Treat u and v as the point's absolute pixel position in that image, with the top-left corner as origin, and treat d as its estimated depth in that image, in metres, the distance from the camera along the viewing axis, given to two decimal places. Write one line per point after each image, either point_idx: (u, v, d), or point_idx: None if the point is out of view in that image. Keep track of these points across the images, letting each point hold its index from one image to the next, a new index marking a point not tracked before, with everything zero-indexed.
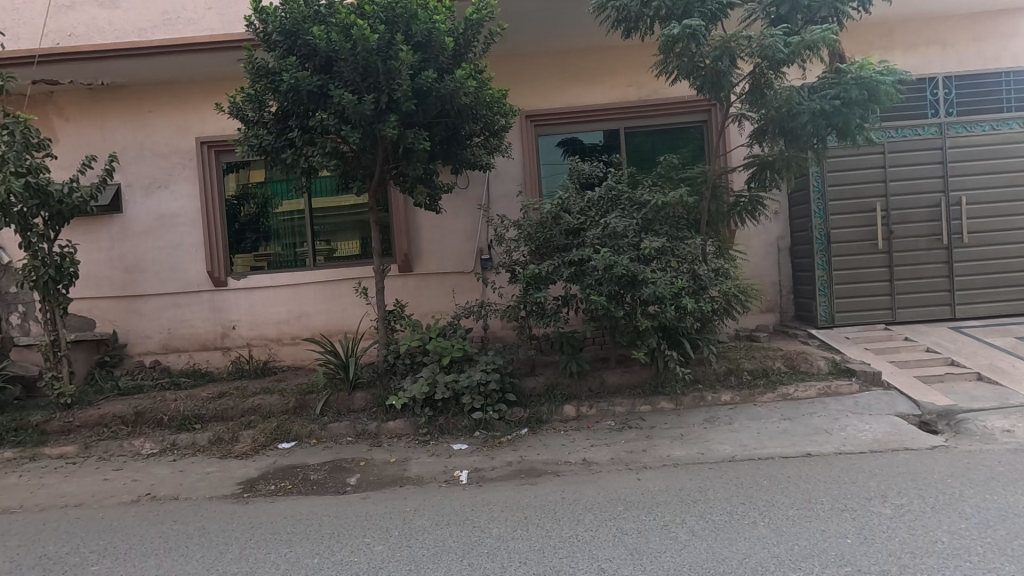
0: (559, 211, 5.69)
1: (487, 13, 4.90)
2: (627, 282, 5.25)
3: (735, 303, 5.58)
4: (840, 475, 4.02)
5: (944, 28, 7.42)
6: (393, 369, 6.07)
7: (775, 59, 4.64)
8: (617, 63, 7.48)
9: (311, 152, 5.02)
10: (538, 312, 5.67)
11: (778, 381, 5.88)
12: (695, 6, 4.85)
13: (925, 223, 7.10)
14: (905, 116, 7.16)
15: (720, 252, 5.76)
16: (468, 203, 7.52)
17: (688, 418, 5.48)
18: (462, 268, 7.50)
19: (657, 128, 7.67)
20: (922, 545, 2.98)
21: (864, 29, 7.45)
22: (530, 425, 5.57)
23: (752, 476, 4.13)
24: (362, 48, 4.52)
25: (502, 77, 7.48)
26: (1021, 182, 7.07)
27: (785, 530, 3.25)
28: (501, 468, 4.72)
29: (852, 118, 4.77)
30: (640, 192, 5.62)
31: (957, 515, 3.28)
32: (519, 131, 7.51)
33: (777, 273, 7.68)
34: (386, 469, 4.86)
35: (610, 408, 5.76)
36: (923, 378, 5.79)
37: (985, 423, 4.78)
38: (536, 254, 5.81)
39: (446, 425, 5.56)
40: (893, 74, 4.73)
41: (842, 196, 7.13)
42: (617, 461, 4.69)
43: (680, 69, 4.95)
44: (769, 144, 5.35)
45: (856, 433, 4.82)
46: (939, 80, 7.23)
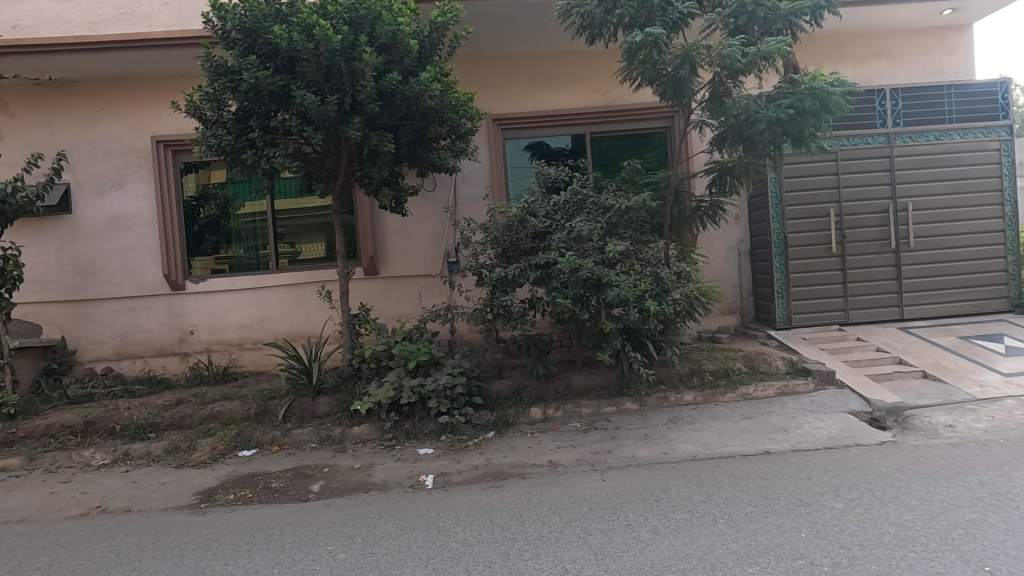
0: (525, 214, 5.72)
1: (452, 16, 4.91)
2: (592, 285, 5.31)
3: (697, 306, 5.71)
4: (796, 472, 4.15)
5: (892, 42, 7.79)
6: (358, 374, 5.99)
7: (732, 68, 4.78)
8: (583, 69, 7.58)
9: (272, 153, 4.92)
10: (504, 315, 5.67)
11: (738, 381, 6.05)
12: (657, 15, 4.96)
13: (875, 228, 7.41)
14: (856, 125, 7.45)
15: (683, 256, 5.87)
16: (435, 205, 7.49)
17: (652, 419, 5.58)
18: (429, 271, 7.46)
19: (622, 133, 7.79)
20: (871, 537, 3.11)
21: (818, 42, 7.76)
22: (497, 428, 5.57)
23: (712, 475, 4.23)
24: (324, 48, 4.46)
25: (469, 79, 7.49)
26: (963, 190, 7.45)
27: (743, 527, 3.34)
28: (468, 471, 4.71)
29: (806, 126, 4.95)
30: (604, 196, 5.71)
31: (903, 508, 3.43)
32: (485, 134, 7.52)
33: (737, 276, 7.90)
34: (351, 475, 4.79)
35: (576, 410, 5.81)
36: (874, 377, 6.04)
37: (930, 419, 5.02)
38: (502, 257, 5.83)
39: (412, 429, 5.50)
40: (843, 85, 4.93)
41: (798, 201, 7.38)
42: (583, 462, 4.73)
43: (643, 75, 5.05)
44: (728, 150, 5.51)
45: (812, 431, 4.99)
46: (887, 91, 7.48)
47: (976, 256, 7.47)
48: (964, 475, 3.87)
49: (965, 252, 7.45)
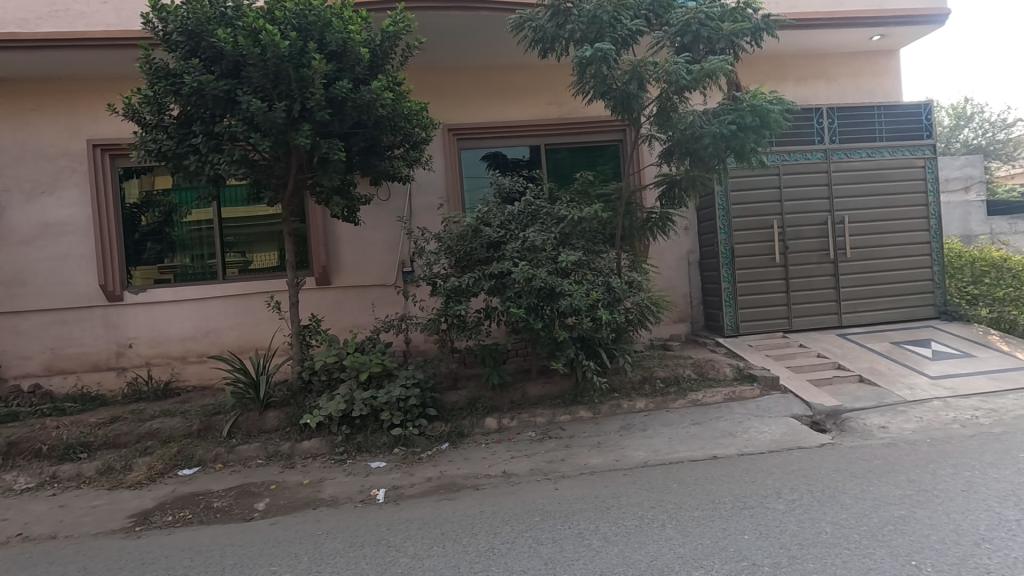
0: (478, 224, 5.75)
1: (404, 26, 4.92)
2: (546, 294, 5.34)
3: (648, 314, 5.84)
4: (742, 476, 4.28)
5: (828, 64, 8.25)
6: (309, 387, 5.83)
7: (678, 85, 4.94)
8: (537, 82, 7.69)
9: (216, 159, 4.75)
10: (459, 325, 5.64)
11: (688, 388, 6.20)
12: (606, 31, 5.08)
13: (815, 239, 7.78)
14: (796, 141, 7.81)
15: (634, 265, 6.00)
16: (389, 215, 7.41)
17: (605, 426, 5.64)
18: (384, 281, 7.37)
19: (577, 146, 7.93)
20: (810, 536, 3.23)
21: (760, 62, 8.14)
22: (452, 439, 5.52)
23: (662, 480, 4.32)
24: (272, 54, 4.36)
25: (424, 89, 7.47)
26: (893, 204, 7.92)
27: (690, 531, 3.42)
28: (421, 484, 4.63)
29: (747, 142, 5.15)
30: (558, 207, 5.81)
31: (839, 507, 3.58)
32: (441, 144, 7.52)
33: (687, 285, 8.14)
34: (299, 492, 4.64)
35: (530, 419, 5.82)
36: (815, 382, 6.32)
37: (865, 422, 5.28)
38: (457, 267, 5.81)
39: (365, 442, 5.38)
40: (781, 104, 5.17)
41: (743, 213, 7.68)
42: (537, 471, 4.74)
43: (594, 89, 5.17)
44: (676, 163, 5.67)
45: (757, 435, 5.17)
46: (824, 110, 7.89)
47: (906, 266, 7.93)
48: (895, 474, 4.08)
49: (897, 262, 7.90)
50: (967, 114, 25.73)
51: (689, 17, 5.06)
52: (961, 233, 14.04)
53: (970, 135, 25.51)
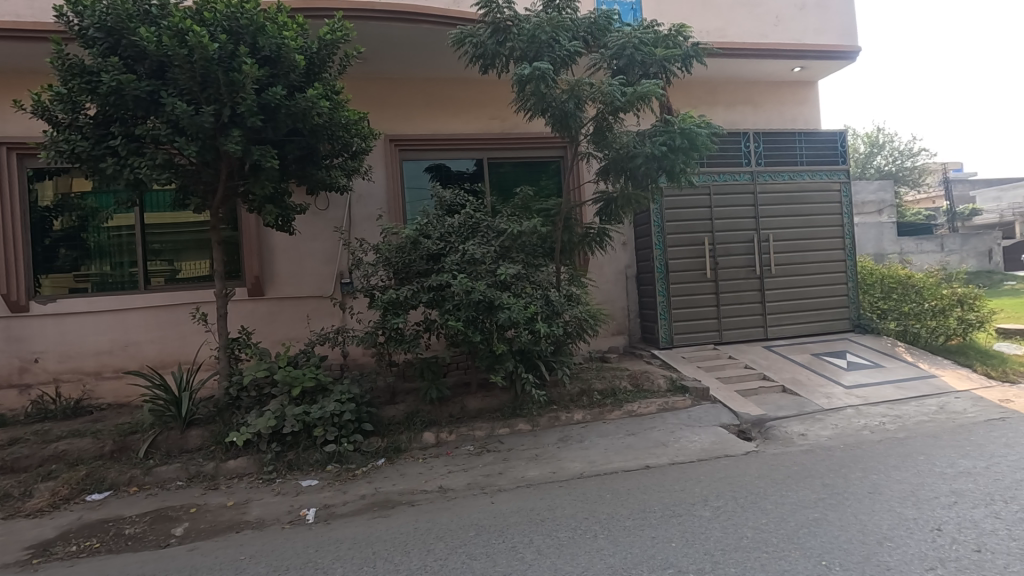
0: (418, 236, 5.71)
1: (342, 35, 4.87)
2: (484, 307, 5.33)
3: (586, 327, 5.94)
4: (672, 485, 4.41)
5: (755, 91, 8.79)
6: (237, 403, 5.57)
7: (613, 105, 5.10)
8: (480, 97, 7.77)
9: (136, 163, 4.49)
10: (396, 338, 5.55)
11: (624, 400, 6.35)
12: (545, 50, 5.21)
13: (743, 256, 8.19)
14: (724, 163, 8.24)
15: (573, 279, 6.12)
16: (327, 225, 7.25)
17: (543, 439, 5.68)
18: (321, 292, 7.17)
19: (519, 160, 8.02)
20: (732, 541, 3.37)
21: (694, 86, 8.56)
22: (388, 454, 5.39)
23: (596, 491, 4.39)
24: (199, 56, 4.18)
25: (364, 98, 7.37)
26: (812, 224, 8.48)
27: (620, 541, 3.48)
28: (353, 502, 4.49)
29: (677, 162, 5.35)
30: (498, 221, 5.85)
31: (760, 512, 3.76)
32: (382, 154, 7.44)
33: (625, 299, 8.38)
34: (221, 515, 4.40)
35: (469, 432, 5.77)
36: (742, 392, 6.62)
37: (786, 430, 5.58)
38: (396, 279, 5.75)
39: (296, 460, 5.17)
40: (708, 128, 5.43)
41: (677, 230, 8.00)
42: (474, 485, 4.71)
43: (534, 106, 5.27)
44: (613, 181, 5.84)
45: (688, 444, 5.36)
46: (751, 135, 8.35)
47: (825, 282, 8.49)
48: (811, 478, 4.32)
49: (816, 279, 8.44)
50: (879, 142, 27.96)
51: (624, 41, 5.27)
52: (875, 252, 15.20)
53: (882, 162, 27.72)
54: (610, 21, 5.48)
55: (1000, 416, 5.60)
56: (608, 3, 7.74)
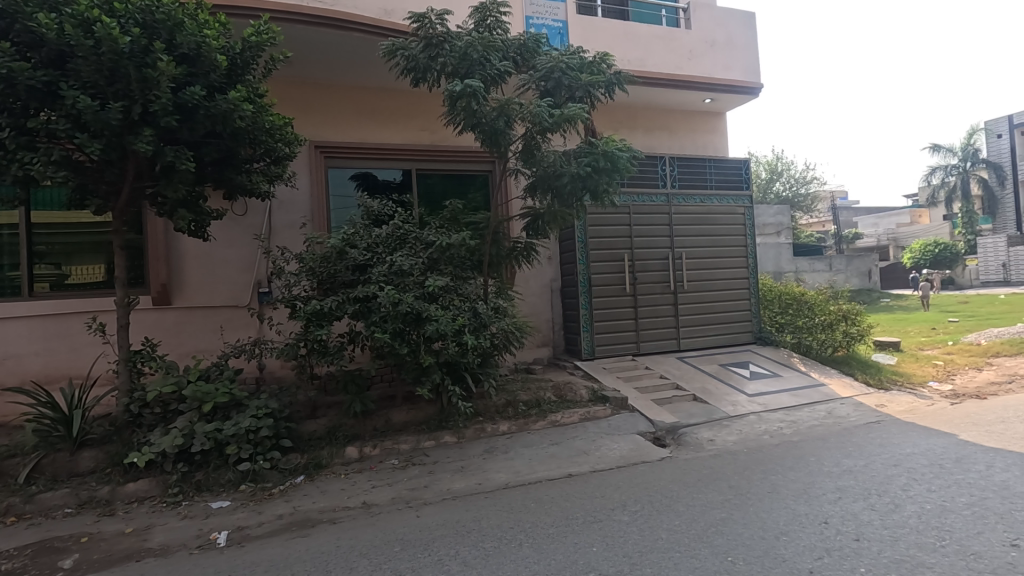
0: (344, 246, 5.60)
1: (268, 38, 4.73)
2: (412, 319, 5.29)
3: (513, 339, 6.03)
4: (593, 492, 4.58)
5: (671, 118, 9.41)
6: (138, 421, 5.17)
7: (541, 125, 5.28)
8: (410, 108, 7.75)
9: (27, 159, 4.10)
10: (319, 350, 5.38)
11: (548, 410, 6.53)
12: (477, 68, 5.32)
13: (659, 272, 8.68)
14: (643, 184, 8.71)
15: (500, 292, 6.23)
16: (245, 231, 6.94)
17: (469, 450, 5.70)
18: (236, 302, 6.82)
19: (448, 173, 8.06)
20: (649, 543, 3.56)
21: (617, 110, 9.02)
22: (308, 471, 5.19)
23: (521, 500, 4.48)
24: (108, 49, 3.92)
25: (289, 102, 7.13)
26: (720, 244, 9.16)
27: (544, 548, 3.59)
28: (270, 523, 4.29)
29: (600, 183, 5.60)
30: (427, 232, 5.85)
31: (674, 515, 4.00)
32: (305, 160, 7.22)
33: (549, 311, 8.61)
34: (119, 543, 4.05)
35: (394, 446, 5.69)
36: (658, 401, 7.00)
37: (697, 436, 5.97)
38: (320, 289, 5.60)
39: (205, 481, 4.86)
40: (629, 152, 5.74)
41: (599, 246, 8.35)
42: (398, 500, 4.65)
43: (465, 121, 5.37)
44: (540, 198, 6.02)
45: (608, 451, 5.59)
46: (667, 159, 8.90)
47: (731, 298, 9.18)
48: (719, 481, 4.65)
49: (724, 294, 9.11)
50: (778, 169, 30.57)
51: (552, 64, 5.50)
52: (774, 270, 16.60)
53: (780, 188, 30.32)
54: (539, 44, 5.70)
55: (876, 419, 6.31)
56: (537, 26, 8.03)
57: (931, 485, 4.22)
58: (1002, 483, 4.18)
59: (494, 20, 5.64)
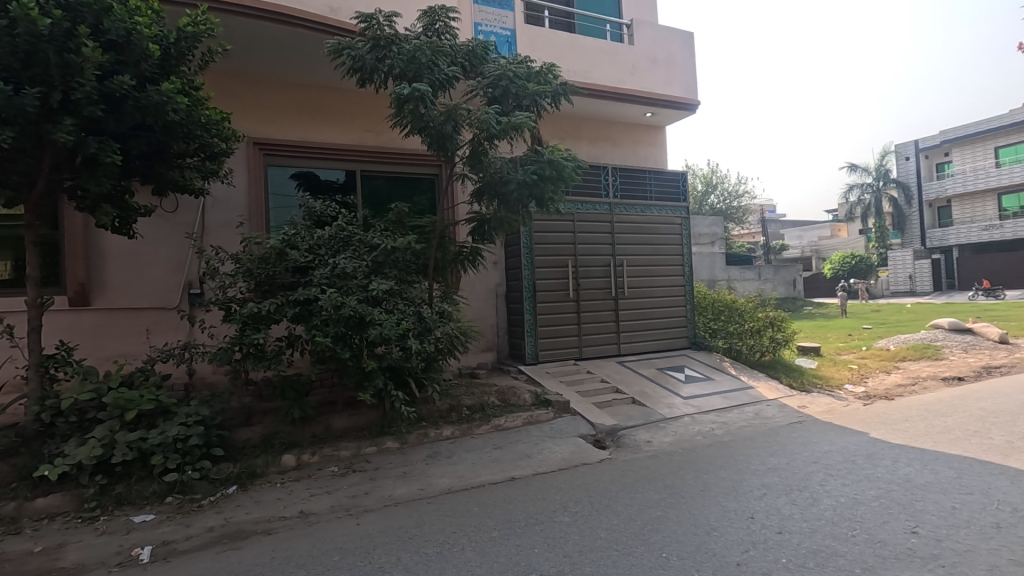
0: (284, 247, 5.44)
1: (205, 29, 4.54)
2: (354, 323, 5.18)
3: (457, 344, 6.02)
4: (536, 494, 4.65)
5: (614, 130, 9.71)
6: (50, 431, 4.80)
7: (489, 132, 5.33)
8: (355, 108, 7.62)
9: None
10: (255, 355, 5.19)
11: (491, 414, 6.56)
12: (425, 72, 5.31)
13: (601, 279, 8.91)
14: (587, 193, 8.93)
15: (445, 296, 6.22)
16: (176, 229, 6.59)
17: (412, 456, 5.64)
18: (164, 304, 6.46)
19: (393, 175, 7.97)
20: (588, 543, 3.66)
21: (562, 120, 9.22)
22: (241, 481, 4.98)
23: (464, 504, 4.49)
24: (24, 30, 3.65)
25: (226, 95, 6.85)
26: (659, 253, 9.52)
27: (487, 551, 3.61)
28: (199, 536, 4.08)
29: (546, 191, 5.70)
30: (371, 235, 5.76)
31: (613, 514, 4.12)
32: (243, 156, 6.94)
33: (494, 316, 8.67)
34: (26, 563, 3.74)
35: (333, 453, 5.55)
36: (598, 404, 7.18)
37: (635, 437, 6.18)
38: (257, 291, 5.41)
39: (127, 494, 4.56)
40: (574, 161, 5.87)
41: (544, 252, 8.49)
42: (338, 508, 4.54)
43: (412, 124, 5.34)
44: (487, 203, 6.07)
45: (551, 454, 5.69)
46: (609, 169, 9.17)
47: (668, 304, 9.56)
48: (655, 481, 4.84)
49: (661, 301, 9.48)
50: (713, 182, 32.06)
51: (500, 72, 5.59)
52: (708, 279, 17.41)
53: (714, 201, 31.82)
54: (487, 51, 5.76)
55: (799, 419, 6.75)
56: (486, 33, 8.10)
57: (845, 479, 4.57)
58: (906, 476, 4.58)
59: (442, 26, 5.67)
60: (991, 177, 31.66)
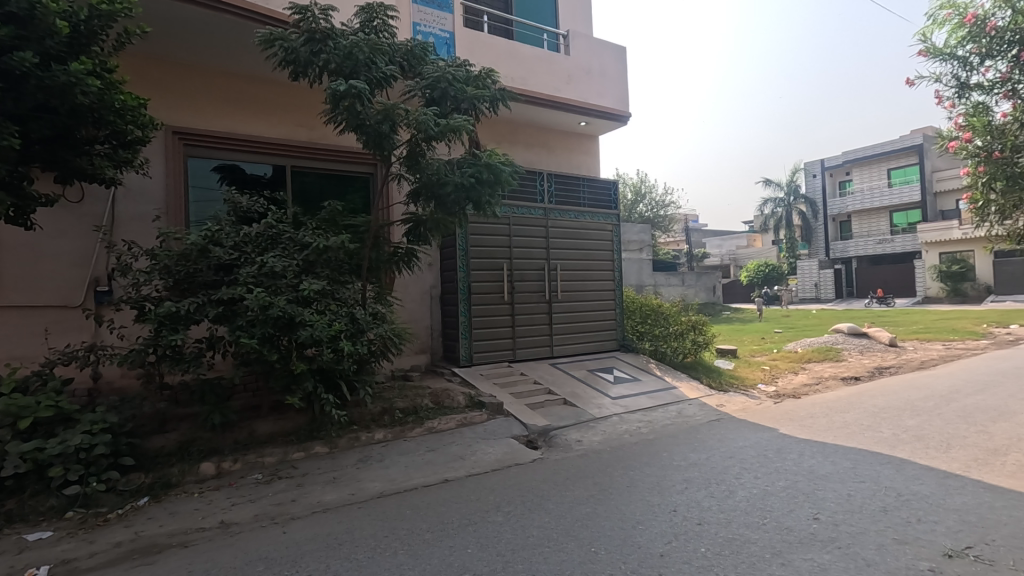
0: (206, 243, 5.15)
1: (121, 8, 4.24)
2: (283, 324, 4.99)
3: (391, 346, 5.92)
4: (469, 495, 4.67)
5: (550, 136, 9.93)
6: None
7: (427, 133, 5.31)
8: (286, 101, 7.34)
9: None
10: (172, 357, 4.88)
11: (425, 417, 6.52)
12: (362, 69, 5.23)
13: (536, 282, 9.07)
14: (522, 197, 9.07)
15: (379, 297, 6.12)
16: (82, 221, 6.09)
17: (341, 460, 5.50)
18: (66, 302, 5.95)
19: (326, 172, 7.74)
20: (521, 541, 3.73)
21: (499, 124, 9.32)
22: (154, 491, 4.66)
23: (397, 508, 4.44)
24: None
25: (143, 80, 6.41)
26: (591, 258, 9.82)
27: (419, 553, 3.60)
28: (106, 552, 3.79)
29: (482, 195, 5.74)
30: (302, 233, 5.57)
31: (545, 512, 4.22)
32: (161, 146, 6.51)
33: (428, 318, 8.61)
34: None
35: (257, 460, 5.31)
36: (531, 405, 7.30)
37: (566, 437, 6.35)
38: (175, 290, 5.10)
39: (20, 510, 4.15)
40: (511, 166, 5.95)
41: (480, 255, 8.54)
42: (262, 517, 4.35)
43: (348, 121, 5.23)
44: (423, 204, 6.03)
45: (484, 455, 5.73)
46: (545, 175, 9.36)
47: (599, 308, 9.88)
48: (585, 478, 4.99)
49: (592, 304, 9.78)
50: (642, 191, 33.42)
51: (439, 74, 5.59)
52: (636, 284, 18.16)
53: (643, 210, 33.15)
54: (426, 52, 5.75)
55: (717, 417, 7.19)
56: (424, 34, 8.05)
57: (757, 472, 4.92)
58: (810, 467, 5.00)
59: (380, 23, 5.62)
60: (884, 195, 35.01)
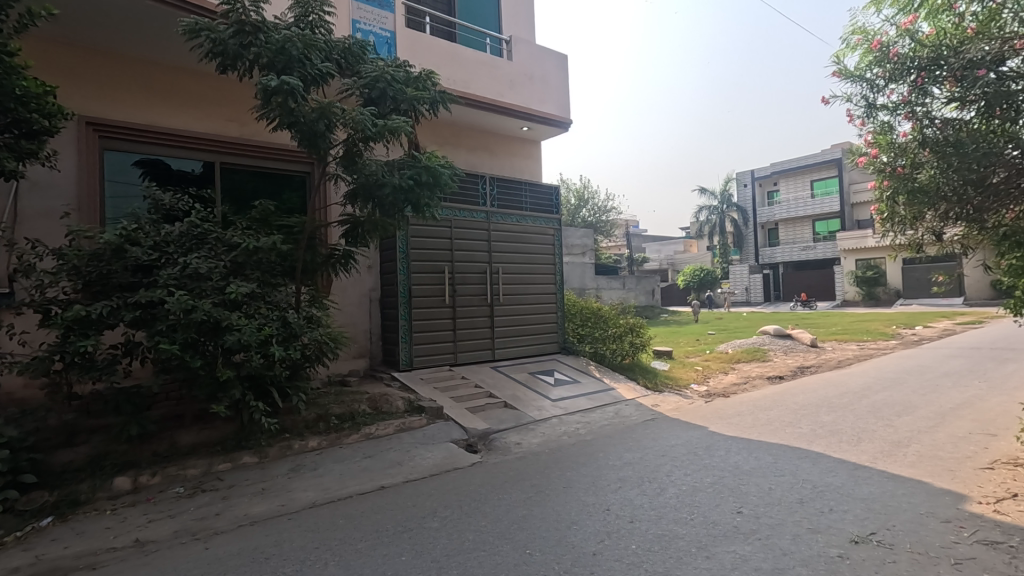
0: (123, 242, 4.82)
1: None
2: (208, 328, 4.74)
3: (327, 351, 5.73)
4: (406, 502, 4.60)
5: (492, 140, 9.98)
6: None
7: (364, 134, 5.20)
8: (215, 94, 7.01)
9: None
10: (82, 365, 4.53)
11: (362, 423, 6.36)
12: (296, 65, 5.06)
13: (477, 285, 9.07)
14: (464, 200, 9.06)
15: (314, 301, 5.91)
16: None
17: (272, 470, 5.28)
18: None
19: (259, 170, 7.43)
20: (456, 546, 3.71)
21: (441, 126, 9.27)
22: (59, 510, 4.31)
23: (329, 518, 4.30)
24: None
25: (51, 67, 5.95)
26: (533, 261, 9.92)
27: (351, 564, 3.51)
28: None
29: (421, 197, 5.68)
30: (231, 233, 5.31)
31: (482, 516, 4.21)
32: (72, 137, 6.05)
33: (367, 322, 8.44)
34: None
35: (179, 473, 5.01)
36: (471, 409, 7.28)
37: (506, 440, 6.37)
38: (87, 292, 4.75)
39: None
40: (451, 169, 5.92)
41: (421, 258, 8.45)
42: (182, 533, 4.11)
43: (280, 118, 5.05)
44: (360, 206, 5.89)
45: (422, 460, 5.65)
46: (487, 178, 9.39)
47: (540, 311, 9.99)
48: (523, 481, 5.02)
49: (534, 307, 9.87)
50: (585, 197, 34.15)
51: (377, 74, 5.49)
52: (579, 287, 18.50)
53: (586, 215, 33.85)
54: (364, 51, 5.65)
55: (651, 417, 7.42)
56: (364, 32, 7.91)
57: (686, 470, 5.12)
58: (735, 463, 5.25)
59: (316, 18, 5.46)
60: (808, 205, 37.37)
